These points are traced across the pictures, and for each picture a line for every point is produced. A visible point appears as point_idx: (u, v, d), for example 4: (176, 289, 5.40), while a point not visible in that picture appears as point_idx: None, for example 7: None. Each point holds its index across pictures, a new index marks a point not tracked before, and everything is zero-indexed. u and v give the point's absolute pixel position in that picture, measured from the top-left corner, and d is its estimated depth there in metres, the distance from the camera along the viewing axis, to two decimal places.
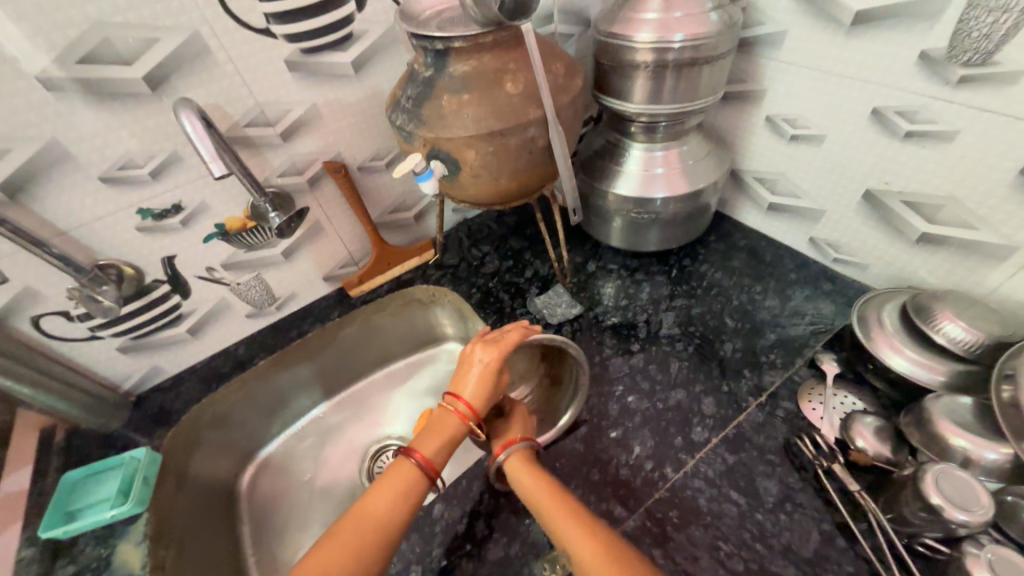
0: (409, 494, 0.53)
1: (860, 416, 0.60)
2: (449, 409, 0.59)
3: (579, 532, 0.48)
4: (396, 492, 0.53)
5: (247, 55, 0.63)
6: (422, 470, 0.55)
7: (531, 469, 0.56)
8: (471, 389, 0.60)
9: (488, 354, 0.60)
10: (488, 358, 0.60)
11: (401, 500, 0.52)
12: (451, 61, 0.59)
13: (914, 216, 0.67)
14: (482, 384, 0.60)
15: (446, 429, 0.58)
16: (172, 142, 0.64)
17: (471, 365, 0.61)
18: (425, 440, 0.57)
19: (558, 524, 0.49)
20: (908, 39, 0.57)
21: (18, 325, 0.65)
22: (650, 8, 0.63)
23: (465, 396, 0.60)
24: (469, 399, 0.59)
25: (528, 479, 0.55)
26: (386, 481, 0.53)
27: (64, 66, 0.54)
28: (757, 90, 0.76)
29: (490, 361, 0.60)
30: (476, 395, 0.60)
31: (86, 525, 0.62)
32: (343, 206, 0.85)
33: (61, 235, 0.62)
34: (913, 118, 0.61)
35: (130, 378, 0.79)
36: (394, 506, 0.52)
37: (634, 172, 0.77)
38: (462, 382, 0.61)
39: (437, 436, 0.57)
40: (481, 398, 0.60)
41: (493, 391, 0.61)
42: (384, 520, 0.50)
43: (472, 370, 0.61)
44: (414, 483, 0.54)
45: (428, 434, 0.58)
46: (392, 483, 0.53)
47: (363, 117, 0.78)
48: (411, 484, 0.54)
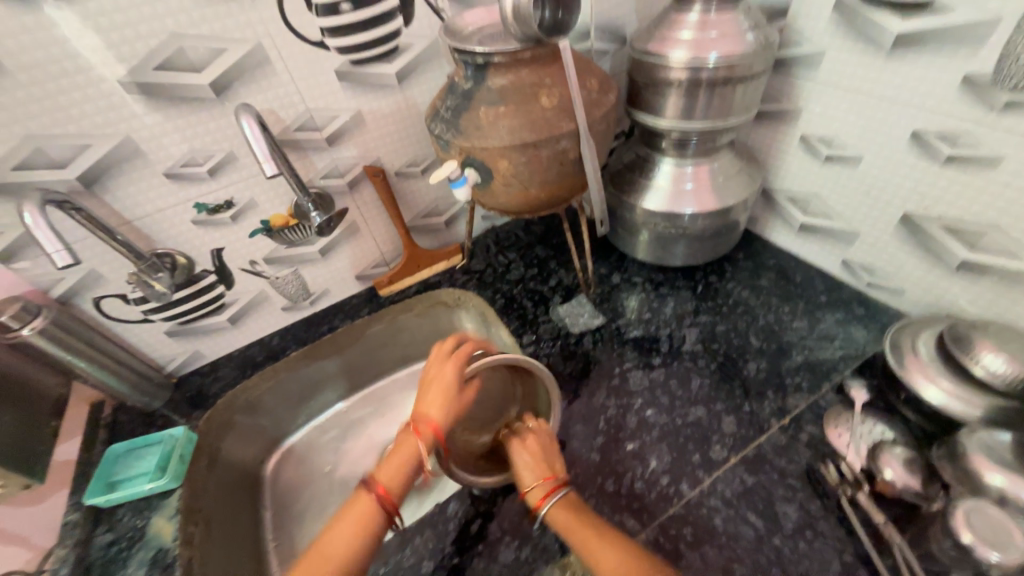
0: (371, 530, 0.49)
1: (889, 446, 0.58)
2: (408, 436, 0.54)
3: (612, 556, 0.47)
4: (356, 527, 0.49)
5: (301, 65, 0.68)
6: (381, 507, 0.50)
7: (571, 507, 0.53)
8: (432, 413, 0.55)
9: (444, 373, 0.57)
10: (449, 374, 0.56)
11: (362, 538, 0.48)
12: (490, 75, 0.62)
13: (954, 243, 0.65)
14: (444, 402, 0.55)
15: (406, 455, 0.53)
16: (230, 144, 0.69)
17: (431, 384, 0.57)
18: (383, 471, 0.52)
19: (589, 542, 0.49)
20: (952, 62, 0.56)
21: (82, 305, 0.72)
22: (686, 28, 0.65)
23: (425, 418, 0.55)
24: (429, 421, 0.54)
25: (568, 518, 0.52)
26: (344, 517, 0.49)
27: (142, 73, 0.60)
28: (792, 110, 0.76)
29: (450, 375, 0.56)
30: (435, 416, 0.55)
31: (126, 495, 0.67)
32: (379, 209, 0.89)
33: (126, 224, 0.68)
34: (955, 142, 0.60)
35: (175, 360, 0.85)
36: (355, 542, 0.48)
37: (663, 186, 0.78)
38: (422, 404, 0.56)
39: (398, 462, 0.53)
40: (442, 418, 0.55)
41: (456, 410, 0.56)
42: (349, 556, 0.47)
43: (432, 390, 0.56)
44: (373, 519, 0.49)
45: (387, 463, 0.53)
46: (351, 519, 0.49)
47: (403, 124, 0.82)
48: (370, 518, 0.49)
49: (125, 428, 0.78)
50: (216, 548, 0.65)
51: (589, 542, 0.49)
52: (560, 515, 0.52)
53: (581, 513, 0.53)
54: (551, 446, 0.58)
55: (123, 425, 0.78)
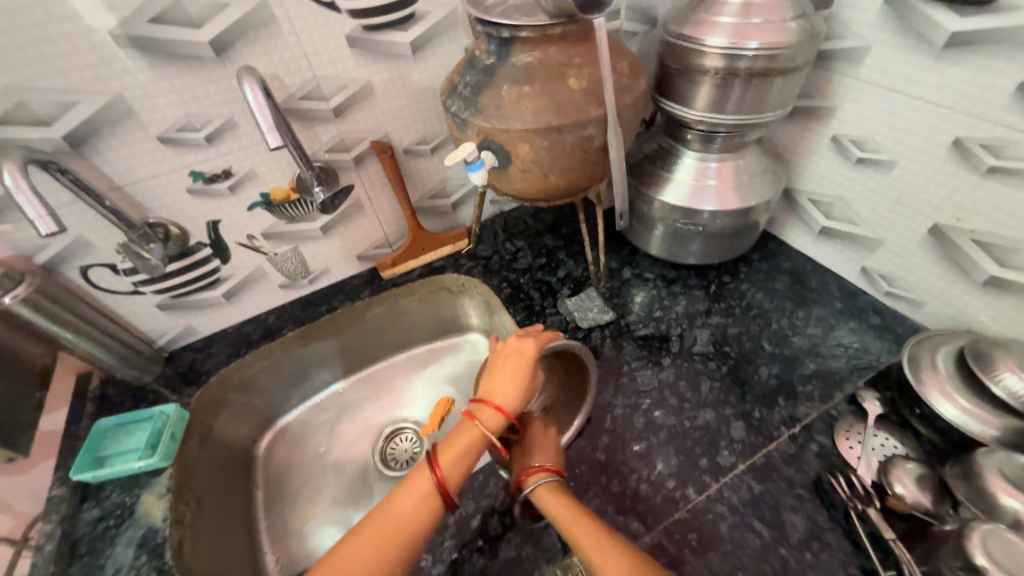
0: (430, 507, 0.50)
1: (902, 462, 0.57)
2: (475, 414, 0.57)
3: (604, 552, 0.47)
4: (419, 501, 0.50)
5: (310, 27, 0.63)
6: (444, 486, 0.51)
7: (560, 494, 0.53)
8: (502, 392, 0.58)
9: (518, 354, 0.60)
10: (527, 353, 0.60)
11: (424, 515, 0.50)
12: (514, 50, 0.58)
13: (984, 257, 0.63)
14: (516, 382, 0.58)
15: (473, 435, 0.55)
16: (230, 109, 0.65)
17: (505, 363, 0.60)
18: (449, 448, 0.54)
19: (588, 546, 0.48)
20: (1009, 66, 0.53)
21: (68, 273, 0.68)
22: (727, 12, 0.60)
23: (495, 398, 0.58)
24: (500, 401, 0.57)
25: (560, 505, 0.53)
26: (407, 490, 0.51)
27: (135, 25, 0.55)
28: (826, 108, 0.73)
29: (528, 355, 0.60)
30: (505, 397, 0.58)
31: (114, 472, 0.65)
32: (385, 187, 0.85)
33: (116, 189, 0.63)
34: (1000, 152, 0.57)
35: (165, 334, 0.81)
36: (418, 516, 0.49)
37: (685, 180, 0.74)
38: (493, 383, 0.59)
39: (464, 439, 0.55)
40: (513, 401, 0.58)
41: (527, 392, 0.59)
42: (411, 530, 0.48)
43: (507, 368, 0.59)
44: (433, 497, 0.50)
45: (451, 440, 0.55)
46: (412, 492, 0.50)
47: (415, 99, 0.77)
48: (432, 495, 0.51)
49: (112, 402, 0.75)
50: (205, 529, 0.64)
51: (583, 535, 0.49)
52: (558, 507, 0.52)
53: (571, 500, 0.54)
54: (588, 403, 0.67)
55: (111, 399, 0.75)
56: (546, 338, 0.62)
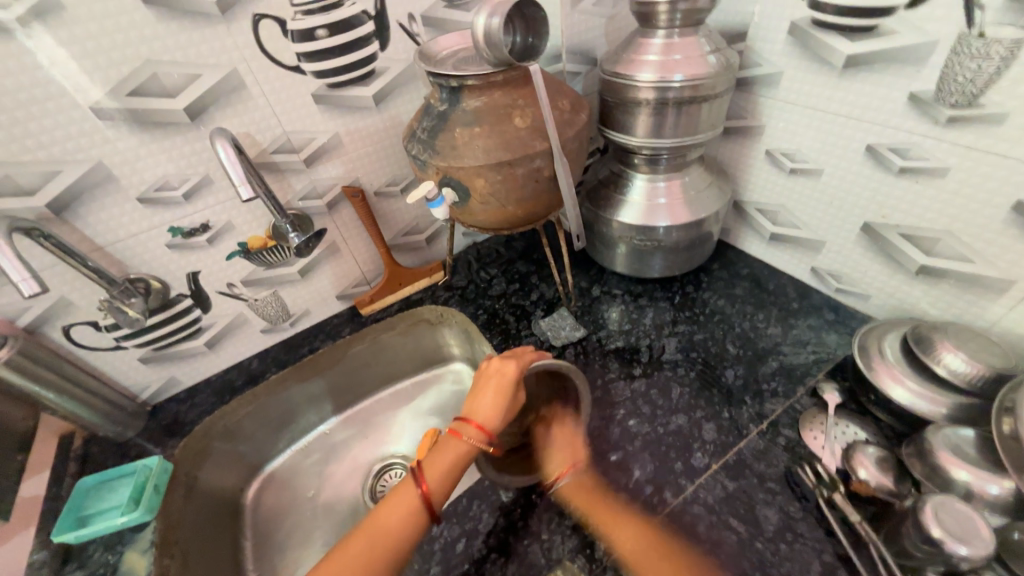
0: (414, 518, 0.53)
1: (863, 446, 0.60)
2: (458, 432, 0.59)
3: (624, 527, 0.58)
4: (403, 513, 0.53)
5: (278, 89, 0.69)
6: (426, 499, 0.54)
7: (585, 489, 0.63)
8: (484, 412, 0.60)
9: (503, 370, 0.62)
10: (507, 372, 0.62)
11: (408, 526, 0.52)
12: (464, 97, 0.64)
13: (912, 248, 0.68)
14: (497, 401, 0.61)
15: (457, 452, 0.57)
16: (206, 167, 0.69)
17: (487, 382, 0.62)
18: (434, 465, 0.56)
19: (607, 523, 0.59)
20: (898, 80, 0.60)
21: (50, 333, 0.70)
22: (652, 51, 0.68)
23: (477, 417, 0.60)
24: (481, 419, 0.60)
25: (584, 496, 0.62)
26: (393, 502, 0.54)
27: (115, 98, 0.59)
28: (756, 126, 0.80)
29: (509, 375, 0.62)
30: (489, 413, 0.60)
31: (96, 530, 0.64)
32: (359, 228, 0.89)
33: (98, 249, 0.67)
34: (906, 154, 0.63)
35: (149, 387, 0.82)
36: (402, 526, 0.52)
37: (637, 201, 0.80)
38: (475, 401, 0.61)
39: (448, 456, 0.57)
40: (493, 420, 0.60)
41: (507, 411, 0.61)
42: (395, 540, 0.51)
43: (488, 387, 0.62)
44: (417, 509, 0.53)
45: (436, 457, 0.57)
46: (398, 504, 0.53)
47: (381, 144, 0.83)
48: (416, 507, 0.53)
49: (96, 459, 0.75)
50: None
51: (609, 519, 0.59)
52: (576, 493, 0.62)
53: (592, 488, 0.63)
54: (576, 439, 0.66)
55: (94, 457, 0.76)
56: (527, 357, 0.64)
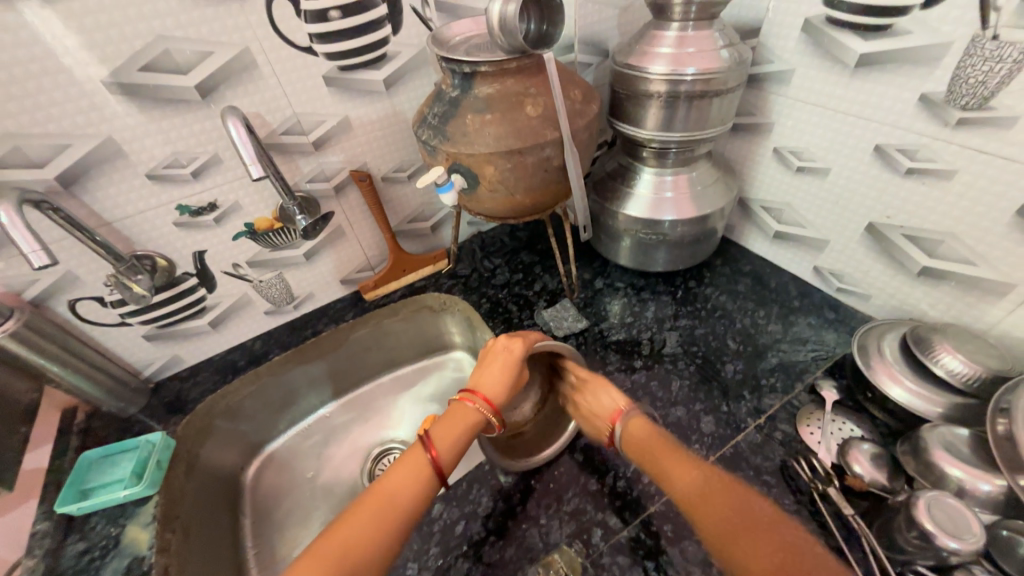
0: (424, 482, 0.54)
1: (858, 443, 0.61)
2: (466, 403, 0.60)
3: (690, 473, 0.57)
4: (414, 477, 0.54)
5: (290, 69, 0.69)
6: (436, 465, 0.54)
7: (640, 440, 0.61)
8: (489, 388, 0.61)
9: (513, 346, 0.63)
10: (515, 351, 0.63)
11: (418, 491, 0.53)
12: (476, 83, 0.64)
13: (915, 250, 0.69)
14: (501, 377, 0.62)
15: (464, 422, 0.58)
16: (215, 146, 0.69)
17: (493, 360, 0.63)
18: (442, 434, 0.57)
19: (671, 470, 0.57)
20: (910, 82, 0.60)
21: (56, 307, 0.70)
22: (665, 44, 0.68)
23: (483, 391, 0.61)
24: (487, 392, 0.60)
25: (648, 435, 0.62)
26: (403, 466, 0.54)
27: (126, 73, 0.59)
28: (766, 123, 0.80)
29: (516, 353, 0.63)
30: (495, 388, 0.61)
31: (99, 502, 0.65)
32: (365, 213, 0.90)
33: (105, 225, 0.67)
34: (914, 155, 0.64)
35: (152, 365, 0.83)
36: (411, 491, 0.53)
37: (644, 195, 0.80)
38: (482, 375, 0.62)
39: (457, 425, 0.58)
40: (499, 393, 0.61)
41: (512, 387, 0.62)
42: (405, 504, 0.52)
43: (494, 364, 0.63)
44: (427, 474, 0.54)
45: (445, 425, 0.58)
46: (408, 471, 0.54)
47: (389, 130, 0.83)
48: (426, 473, 0.54)
49: (98, 434, 0.76)
50: (195, 555, 0.64)
51: (671, 467, 0.57)
52: (634, 439, 0.61)
53: (654, 428, 0.63)
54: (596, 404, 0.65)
55: (97, 432, 0.76)
56: (534, 337, 0.65)
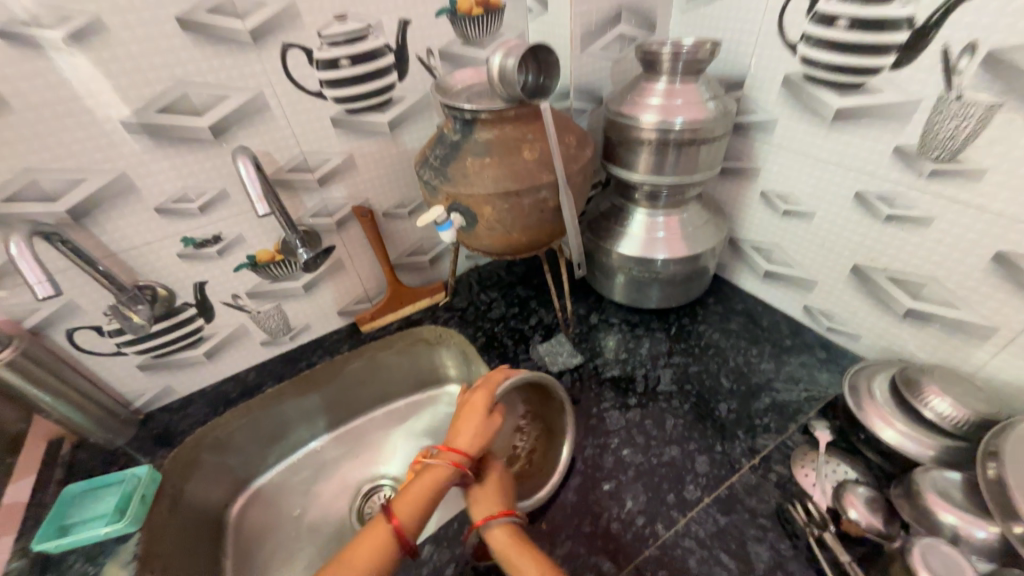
0: (387, 555, 0.51)
1: (853, 486, 0.60)
2: (431, 462, 0.58)
3: (521, 560, 0.51)
4: (376, 551, 0.51)
5: (299, 111, 0.72)
6: (400, 531, 0.52)
7: (512, 538, 0.53)
8: (460, 440, 0.59)
9: (480, 395, 0.62)
10: (479, 399, 0.61)
11: (380, 564, 0.51)
12: (477, 129, 0.67)
13: (900, 292, 0.71)
14: (472, 433, 0.59)
15: (431, 483, 0.56)
16: (223, 182, 0.72)
17: (462, 411, 0.61)
18: (404, 499, 0.55)
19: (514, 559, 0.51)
20: (885, 135, 0.64)
21: (53, 336, 0.70)
22: (655, 95, 0.72)
23: (452, 446, 0.59)
24: (456, 447, 0.58)
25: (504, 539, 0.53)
26: (363, 542, 0.52)
27: (145, 114, 0.62)
28: (753, 168, 0.84)
29: (482, 401, 0.61)
30: (467, 441, 0.59)
31: (78, 539, 0.63)
32: (365, 247, 0.92)
33: (110, 256, 0.68)
34: (893, 202, 0.67)
35: (144, 395, 0.82)
36: (373, 566, 0.50)
37: (637, 234, 0.83)
38: (453, 431, 0.60)
39: (419, 486, 0.56)
40: (471, 446, 0.59)
41: (484, 441, 0.60)
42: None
43: (464, 418, 0.60)
44: (390, 546, 0.52)
45: (407, 491, 0.56)
46: (370, 548, 0.51)
47: (392, 168, 0.86)
48: (388, 546, 0.52)
49: (83, 466, 0.74)
50: None
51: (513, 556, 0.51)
52: (501, 539, 0.53)
53: (519, 542, 0.53)
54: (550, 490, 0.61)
55: (83, 464, 0.75)
56: (498, 378, 0.65)
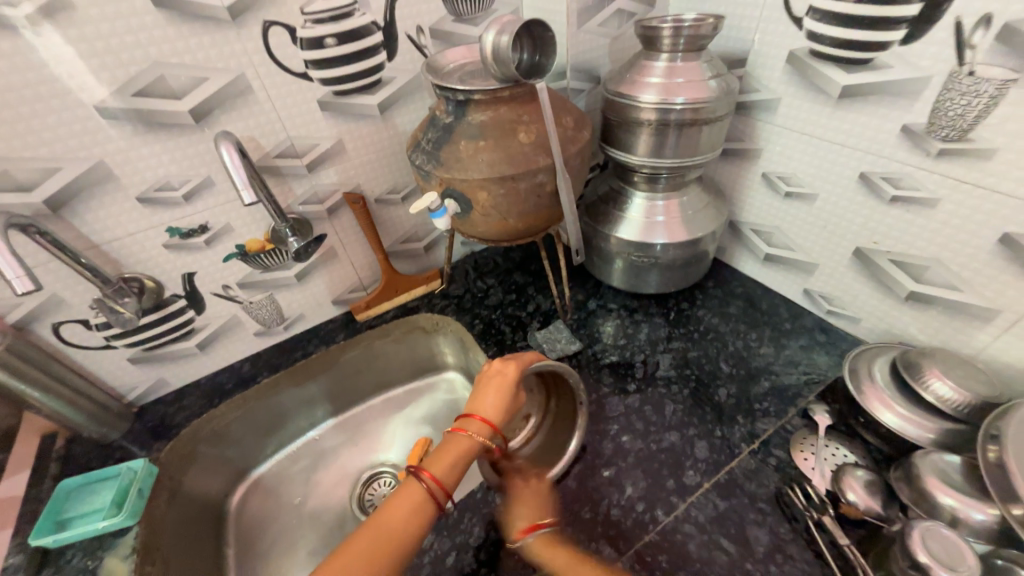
0: (422, 513, 0.52)
1: (852, 470, 0.60)
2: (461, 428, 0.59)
3: None
4: (410, 509, 0.52)
5: (284, 93, 0.69)
6: (435, 489, 0.53)
7: (555, 547, 0.57)
8: (485, 410, 0.61)
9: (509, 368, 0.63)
10: (508, 373, 0.62)
11: (416, 520, 0.51)
12: (470, 111, 0.65)
13: (902, 274, 0.70)
14: (498, 400, 0.61)
15: (460, 448, 0.57)
16: (208, 169, 0.69)
17: (488, 379, 0.63)
18: (437, 459, 0.56)
19: None
20: (892, 113, 0.62)
21: (39, 331, 0.68)
22: (655, 74, 0.69)
23: (480, 412, 0.61)
24: (484, 414, 0.60)
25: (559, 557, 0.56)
26: (398, 498, 0.52)
27: (120, 98, 0.59)
28: (754, 149, 0.82)
29: (510, 374, 0.62)
30: (492, 409, 0.61)
31: (76, 534, 0.63)
32: (358, 235, 0.90)
33: (93, 248, 0.66)
34: (898, 183, 0.65)
35: (136, 388, 0.81)
36: (409, 522, 0.51)
37: (636, 218, 0.81)
38: (479, 398, 0.62)
39: (453, 450, 0.57)
40: (496, 414, 0.60)
41: (508, 409, 0.62)
42: (403, 534, 0.50)
43: (490, 384, 0.62)
44: (426, 502, 0.53)
45: (439, 452, 0.57)
46: (405, 501, 0.52)
47: (383, 152, 0.84)
48: (423, 502, 0.53)
49: (77, 461, 0.74)
50: None
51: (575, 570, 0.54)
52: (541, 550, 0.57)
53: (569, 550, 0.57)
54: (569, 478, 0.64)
55: (77, 458, 0.74)
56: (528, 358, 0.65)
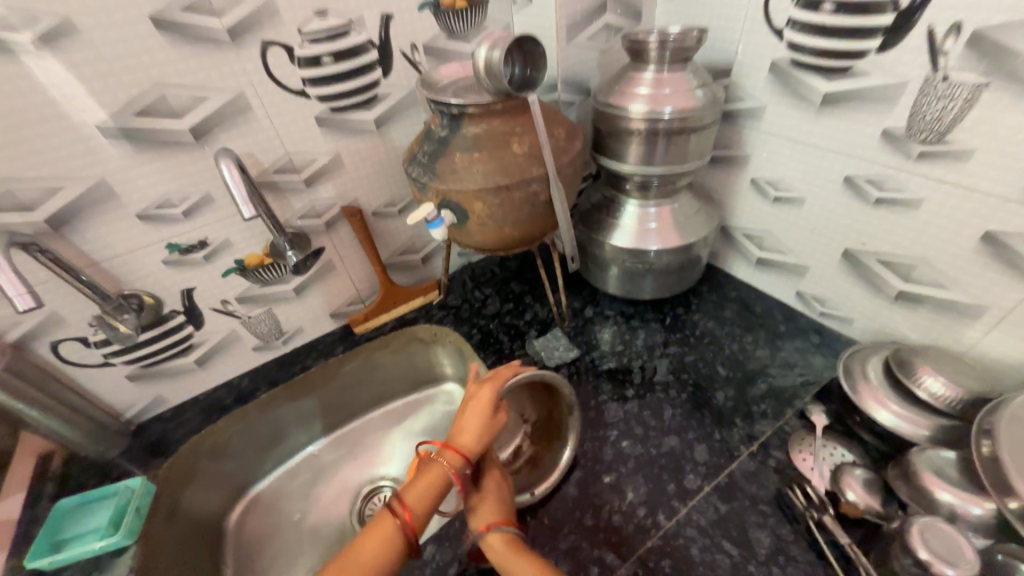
0: (394, 552, 0.50)
1: (850, 469, 0.61)
2: (437, 458, 0.56)
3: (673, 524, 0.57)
4: (382, 548, 0.50)
5: (282, 110, 0.71)
6: (409, 528, 0.51)
7: (631, 483, 0.61)
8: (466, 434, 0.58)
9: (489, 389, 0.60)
10: (487, 394, 0.59)
11: (388, 559, 0.50)
12: (464, 124, 0.67)
13: (891, 274, 0.72)
14: (479, 423, 0.58)
15: (438, 479, 0.55)
16: (207, 185, 0.70)
17: (468, 402, 0.60)
18: (412, 491, 0.54)
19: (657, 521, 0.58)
20: (873, 118, 0.64)
21: (37, 349, 0.68)
22: (643, 85, 0.72)
23: (459, 438, 0.58)
24: (461, 441, 0.57)
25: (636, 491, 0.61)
26: (371, 534, 0.51)
27: (122, 118, 0.61)
28: (742, 156, 0.84)
29: (492, 393, 0.60)
30: (472, 435, 0.58)
31: (73, 555, 0.62)
32: (356, 247, 0.91)
33: (93, 265, 0.67)
34: (882, 186, 0.67)
35: (134, 406, 0.81)
36: (380, 562, 0.49)
37: (629, 225, 0.82)
38: (458, 424, 0.59)
39: (428, 479, 0.55)
40: (477, 439, 0.58)
41: (491, 430, 0.59)
42: (374, 573, 0.48)
43: (469, 407, 0.59)
44: (398, 539, 0.51)
45: (416, 483, 0.55)
46: (378, 539, 0.50)
47: (379, 166, 0.85)
48: (396, 541, 0.51)
49: None
50: None
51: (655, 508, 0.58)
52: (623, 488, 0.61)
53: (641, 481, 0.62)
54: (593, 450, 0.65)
55: None
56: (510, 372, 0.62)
